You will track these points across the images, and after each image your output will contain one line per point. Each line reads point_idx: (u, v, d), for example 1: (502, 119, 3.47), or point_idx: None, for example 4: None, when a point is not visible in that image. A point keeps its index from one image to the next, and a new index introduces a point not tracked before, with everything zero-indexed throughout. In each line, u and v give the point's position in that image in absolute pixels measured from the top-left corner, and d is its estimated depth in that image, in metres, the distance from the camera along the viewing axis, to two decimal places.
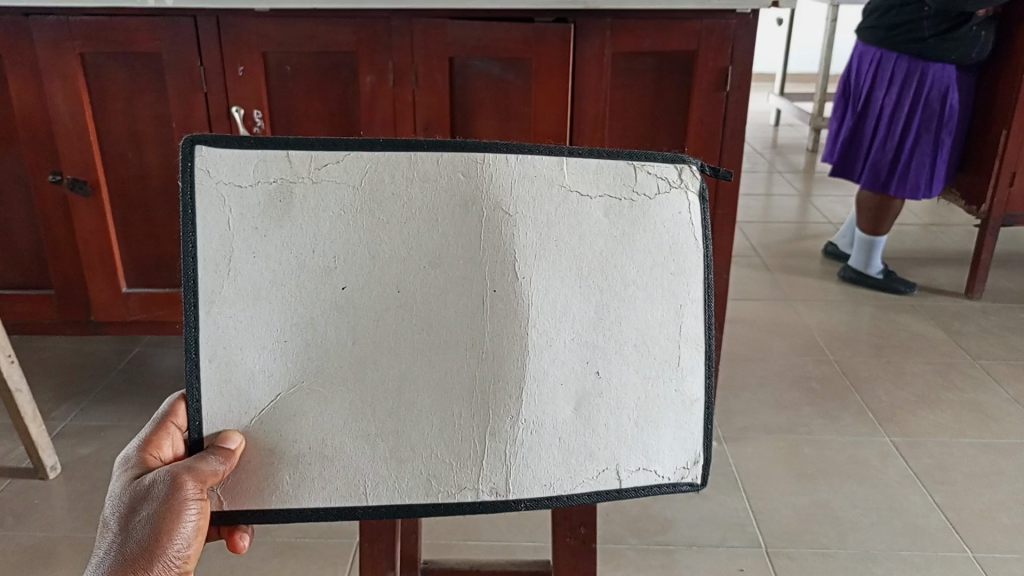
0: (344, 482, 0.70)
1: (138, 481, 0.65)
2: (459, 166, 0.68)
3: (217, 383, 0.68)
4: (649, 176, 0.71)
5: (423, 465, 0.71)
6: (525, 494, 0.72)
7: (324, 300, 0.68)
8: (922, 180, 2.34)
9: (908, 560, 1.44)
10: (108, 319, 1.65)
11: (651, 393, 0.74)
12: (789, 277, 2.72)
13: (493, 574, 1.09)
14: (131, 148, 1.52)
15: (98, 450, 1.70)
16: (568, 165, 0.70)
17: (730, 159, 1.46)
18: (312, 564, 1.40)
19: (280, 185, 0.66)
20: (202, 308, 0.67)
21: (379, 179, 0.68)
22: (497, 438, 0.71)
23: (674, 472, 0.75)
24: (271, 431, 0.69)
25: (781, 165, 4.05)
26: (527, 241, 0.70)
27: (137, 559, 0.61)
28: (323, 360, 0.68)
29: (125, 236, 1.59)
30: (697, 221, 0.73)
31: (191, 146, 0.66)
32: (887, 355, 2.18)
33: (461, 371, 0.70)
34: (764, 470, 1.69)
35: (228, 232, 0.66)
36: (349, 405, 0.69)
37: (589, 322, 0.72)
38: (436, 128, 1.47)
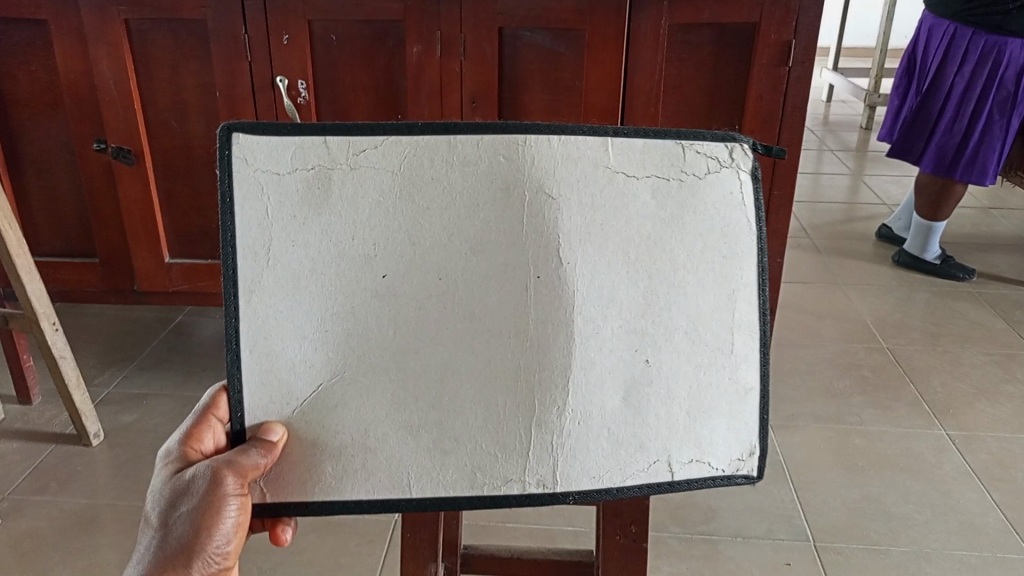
0: (386, 474, 0.67)
1: (179, 475, 0.64)
2: (499, 148, 0.65)
3: (258, 373, 0.65)
4: (697, 155, 0.67)
5: (468, 457, 0.67)
6: (573, 487, 0.68)
7: (363, 286, 0.65)
8: (989, 164, 2.22)
9: (965, 560, 1.38)
10: (151, 288, 1.64)
11: (704, 383, 0.69)
12: (840, 260, 2.63)
13: (535, 563, 1.06)
14: (176, 117, 1.50)
15: (140, 418, 1.71)
16: (614, 146, 0.66)
17: (790, 137, 1.39)
18: (351, 541, 1.39)
19: (319, 171, 0.63)
20: (242, 298, 0.64)
21: (418, 163, 0.64)
22: (543, 429, 0.67)
23: (729, 464, 0.71)
24: (314, 422, 0.66)
25: (832, 142, 3.92)
26: (572, 225, 0.65)
27: (176, 556, 0.60)
28: (363, 348, 0.65)
29: (168, 206, 1.58)
30: (749, 200, 0.68)
31: (228, 134, 0.63)
32: (943, 344, 2.10)
33: (505, 360, 0.67)
34: (813, 460, 1.64)
35: (267, 221, 0.63)
36: (390, 395, 0.66)
37: (637, 310, 0.67)
38: (484, 101, 1.43)
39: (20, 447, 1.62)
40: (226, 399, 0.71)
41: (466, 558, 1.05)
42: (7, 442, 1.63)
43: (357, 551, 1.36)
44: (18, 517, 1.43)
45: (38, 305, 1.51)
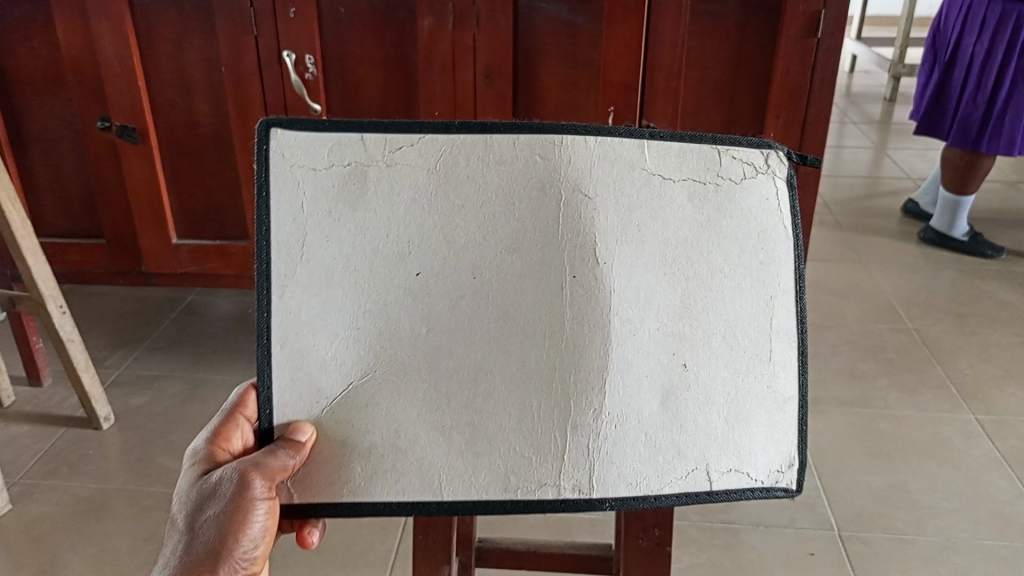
0: (417, 476, 0.63)
1: (206, 477, 0.62)
2: (535, 148, 0.62)
3: (289, 370, 0.61)
4: (734, 161, 0.64)
5: (501, 460, 0.63)
6: (610, 493, 0.64)
7: (396, 286, 0.61)
8: (1017, 136, 2.14)
9: (994, 551, 1.34)
10: (159, 270, 1.60)
11: (742, 390, 0.65)
12: (863, 237, 2.56)
13: (552, 558, 1.02)
14: (181, 94, 1.46)
15: (150, 401, 1.69)
16: (650, 148, 0.63)
17: (817, 115, 1.33)
18: (362, 529, 1.36)
19: (354, 168, 0.61)
20: (274, 293, 0.61)
21: (454, 162, 0.62)
22: (578, 432, 0.63)
23: (768, 476, 0.66)
24: (344, 422, 0.62)
25: (854, 114, 3.82)
26: (608, 226, 0.62)
27: (203, 560, 0.59)
28: (395, 347, 0.62)
29: (175, 186, 1.54)
30: (785, 208, 0.64)
31: (266, 129, 0.61)
32: (970, 325, 2.04)
33: (540, 362, 0.63)
34: (837, 446, 1.59)
35: (301, 216, 0.61)
36: (422, 396, 0.62)
37: (675, 312, 0.63)
38: (499, 76, 1.37)
39: (31, 430, 1.60)
40: (254, 397, 0.69)
41: (482, 551, 1.04)
42: (18, 425, 1.61)
43: (369, 540, 1.34)
44: (30, 501, 1.42)
45: (44, 288, 1.48)
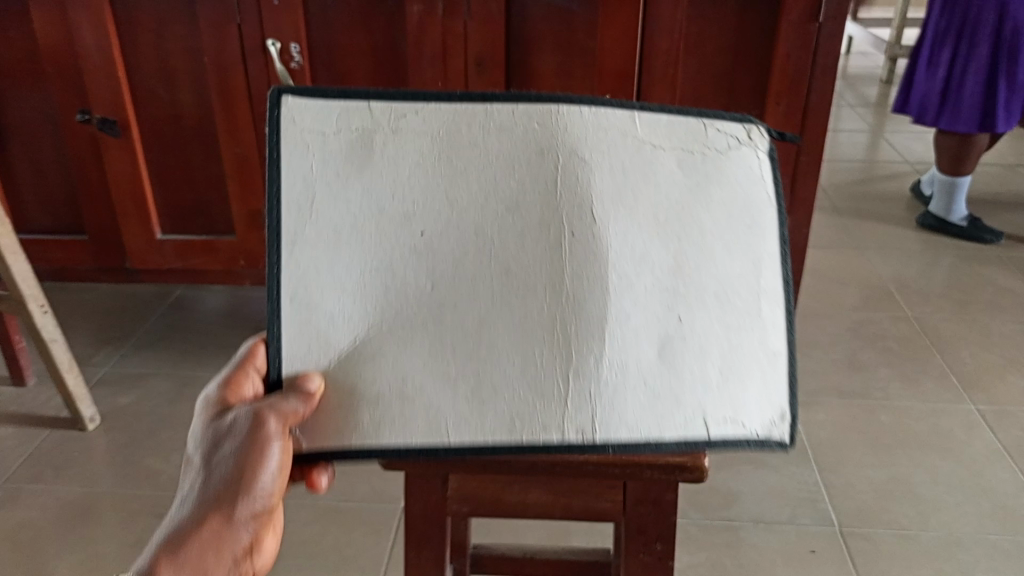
0: (422, 420, 0.58)
1: (216, 420, 0.57)
2: (532, 115, 0.58)
3: (297, 322, 0.57)
4: (718, 134, 0.60)
5: (506, 405, 0.58)
6: (613, 437, 0.59)
7: (400, 243, 0.57)
8: (969, 112, 2.17)
9: (998, 545, 1.32)
10: (144, 267, 1.56)
11: (735, 343, 0.60)
12: (861, 222, 2.53)
13: (550, 563, 0.99)
14: (163, 85, 1.41)
15: (138, 399, 1.65)
16: (641, 118, 0.59)
17: (819, 101, 1.29)
18: (355, 532, 1.34)
19: (361, 134, 0.58)
20: (284, 250, 0.57)
21: (456, 130, 0.58)
22: (581, 377, 0.58)
23: (762, 426, 0.60)
24: (352, 370, 0.58)
25: (850, 97, 3.78)
26: (603, 186, 0.58)
27: (216, 503, 0.53)
28: (399, 299, 0.57)
29: (158, 180, 1.49)
30: (768, 177, 0.60)
31: (278, 96, 0.58)
32: (971, 312, 2.01)
33: (540, 315, 0.58)
34: (838, 438, 1.56)
35: (311, 178, 0.57)
36: (426, 346, 0.58)
37: (670, 269, 0.59)
38: (491, 64, 1.33)
39: (15, 432, 1.56)
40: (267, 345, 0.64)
41: (477, 558, 1.00)
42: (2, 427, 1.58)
43: (362, 542, 1.32)
44: (15, 506, 1.39)
45: (24, 287, 1.44)
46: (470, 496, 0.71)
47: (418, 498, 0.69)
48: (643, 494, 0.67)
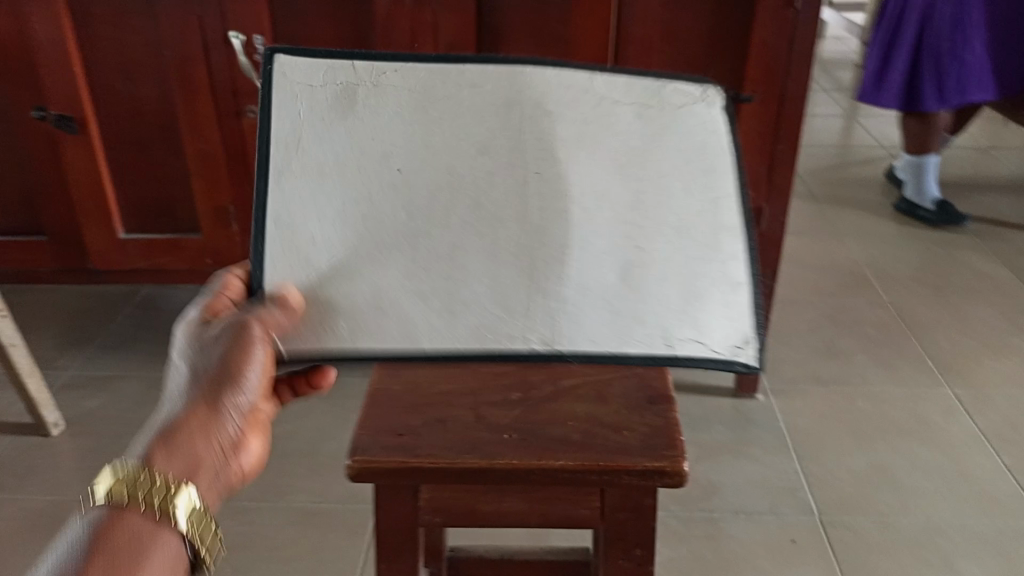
0: (397, 326, 0.58)
1: (204, 328, 0.59)
2: (499, 80, 0.59)
3: (281, 244, 0.57)
4: (675, 95, 0.60)
5: (477, 316, 0.58)
6: (578, 348, 0.58)
7: (377, 178, 0.57)
8: (891, 85, 2.20)
9: (978, 531, 1.32)
10: (108, 267, 1.52)
11: (694, 267, 0.59)
12: (837, 207, 2.53)
13: (529, 564, 0.97)
14: (122, 80, 1.36)
15: (105, 403, 1.61)
16: (600, 82, 0.59)
17: (795, 89, 1.28)
18: (331, 533, 1.31)
19: (344, 88, 0.58)
20: (270, 179, 0.57)
21: (430, 86, 0.58)
22: (547, 295, 0.58)
23: (724, 346, 0.58)
24: (328, 286, 0.57)
25: (825, 82, 3.78)
26: (566, 134, 0.58)
27: (200, 409, 0.57)
28: (378, 226, 0.57)
29: (120, 177, 1.45)
30: (723, 136, 0.60)
31: (270, 55, 0.58)
32: (947, 296, 2.02)
33: (511, 242, 0.58)
34: (817, 426, 1.56)
35: (298, 119, 0.58)
36: (401, 264, 0.57)
37: (629, 203, 0.58)
38: (461, 55, 1.30)
39: None
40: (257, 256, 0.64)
41: (454, 561, 0.98)
42: None
43: (338, 545, 1.29)
44: None
45: None
46: (442, 506, 0.68)
47: (387, 511, 0.67)
48: (623, 501, 0.65)
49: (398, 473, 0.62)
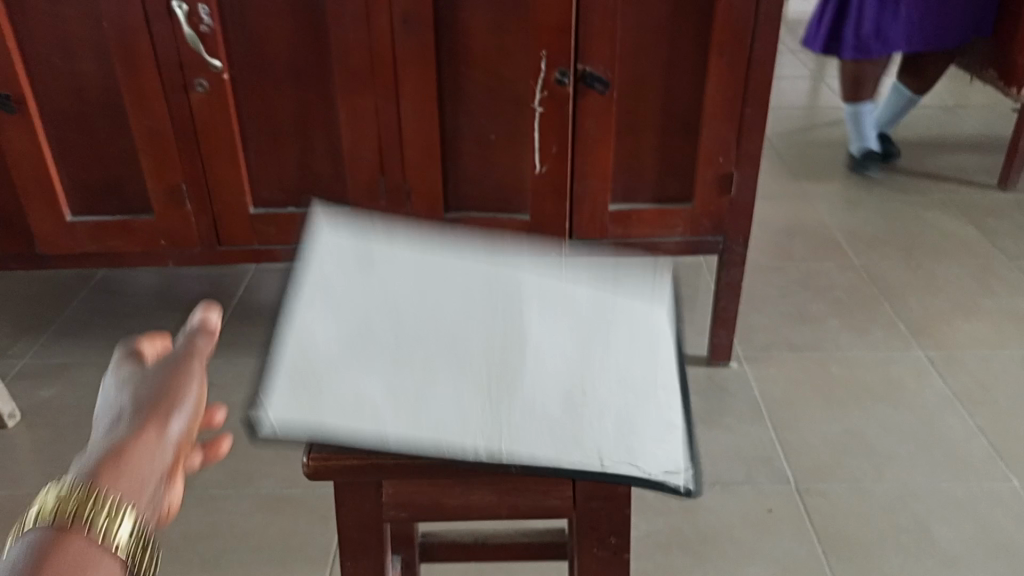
0: (346, 412, 0.53)
1: (123, 377, 0.49)
2: (493, 251, 0.65)
3: (280, 321, 0.56)
4: (633, 280, 0.68)
5: (429, 415, 0.54)
6: (517, 450, 0.53)
7: (376, 296, 0.59)
8: (820, 28, 2.23)
9: (951, 495, 1.32)
10: (55, 252, 1.45)
11: (636, 403, 0.58)
12: (806, 170, 2.51)
13: (503, 548, 0.94)
14: (59, 54, 1.28)
15: (61, 392, 1.55)
16: (572, 262, 0.67)
17: (763, 52, 1.25)
18: (301, 520, 1.28)
19: (374, 229, 0.63)
20: (288, 264, 0.58)
21: (442, 244, 0.65)
22: (503, 402, 0.55)
23: (659, 475, 0.53)
24: (305, 366, 0.54)
25: (791, 43, 3.74)
26: (539, 283, 0.64)
27: (130, 436, 0.44)
28: (368, 330, 0.58)
29: (63, 158, 1.38)
30: (671, 316, 0.66)
31: (319, 198, 0.64)
32: (917, 258, 2.01)
33: (482, 356, 0.58)
34: (790, 393, 1.55)
35: (329, 238, 0.61)
36: (372, 364, 0.56)
37: (585, 341, 0.61)
38: (417, 21, 1.24)
39: None
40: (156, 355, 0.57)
41: (427, 546, 0.96)
42: None
43: (307, 531, 1.26)
44: None
45: None
46: (408, 501, 0.65)
47: (349, 508, 0.64)
48: (596, 490, 0.62)
49: (358, 471, 0.59)
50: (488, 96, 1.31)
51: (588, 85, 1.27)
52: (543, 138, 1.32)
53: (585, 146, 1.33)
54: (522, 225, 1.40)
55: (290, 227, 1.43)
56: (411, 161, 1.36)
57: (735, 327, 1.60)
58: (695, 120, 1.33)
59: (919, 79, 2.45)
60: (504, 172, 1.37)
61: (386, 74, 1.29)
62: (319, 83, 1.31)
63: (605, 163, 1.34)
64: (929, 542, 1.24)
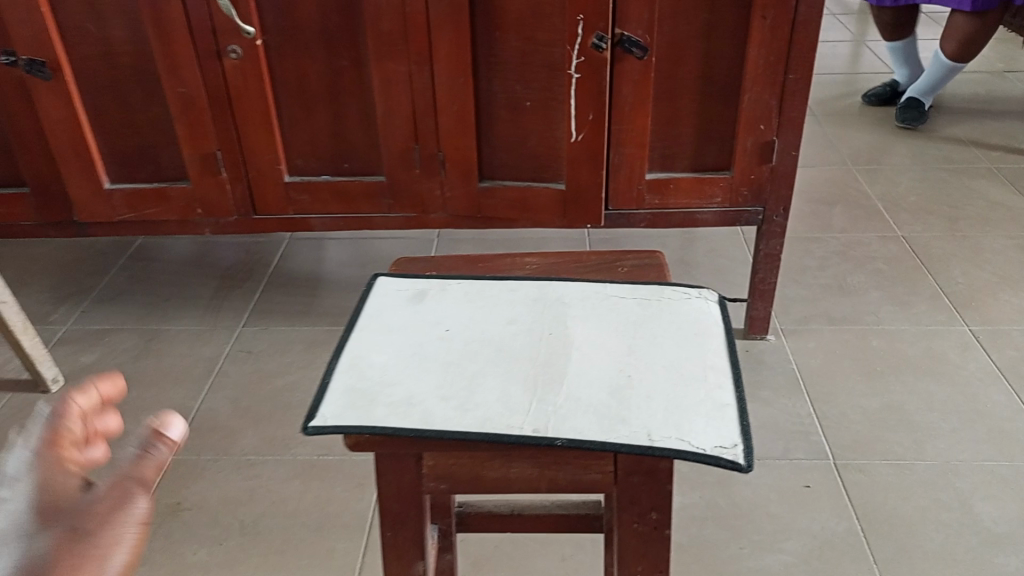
0: (410, 417, 0.58)
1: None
2: (532, 292, 0.72)
3: (345, 366, 0.63)
4: (671, 294, 0.72)
5: (482, 412, 0.58)
6: (564, 432, 0.56)
7: (429, 336, 0.67)
8: None
9: (996, 472, 1.29)
10: (94, 220, 1.46)
11: (681, 389, 0.60)
12: (847, 138, 2.44)
13: (539, 519, 0.93)
14: (92, 20, 1.27)
15: (101, 358, 1.57)
16: (611, 288, 0.72)
17: (808, 12, 1.20)
18: (336, 487, 1.29)
19: (422, 289, 0.73)
20: (354, 327, 0.68)
21: (485, 291, 0.73)
22: (548, 397, 0.59)
23: (708, 446, 0.55)
24: (368, 386, 0.61)
25: (831, 6, 3.63)
26: (577, 311, 0.69)
27: None
28: (421, 358, 0.64)
29: (99, 125, 1.38)
30: (716, 318, 0.68)
31: (374, 279, 0.75)
32: (963, 229, 1.95)
33: (525, 367, 0.63)
34: (829, 367, 1.52)
35: (385, 302, 0.71)
36: (426, 380, 0.62)
37: (626, 349, 0.65)
38: None
39: None
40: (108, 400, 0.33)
41: (463, 516, 0.95)
42: None
43: (344, 498, 1.27)
44: None
45: None
46: (446, 473, 0.65)
47: (389, 479, 0.64)
48: (636, 465, 0.61)
49: (396, 445, 0.58)
50: (523, 61, 1.27)
51: (626, 50, 1.23)
52: (579, 105, 1.29)
53: (622, 112, 1.30)
54: (558, 194, 1.38)
55: (324, 195, 1.43)
56: (445, 129, 1.34)
57: (773, 300, 1.56)
58: (736, 84, 1.29)
59: (952, 39, 2.39)
60: (540, 140, 1.35)
61: (419, 39, 1.26)
62: (351, 47, 1.29)
63: (643, 130, 1.31)
64: (973, 520, 1.21)
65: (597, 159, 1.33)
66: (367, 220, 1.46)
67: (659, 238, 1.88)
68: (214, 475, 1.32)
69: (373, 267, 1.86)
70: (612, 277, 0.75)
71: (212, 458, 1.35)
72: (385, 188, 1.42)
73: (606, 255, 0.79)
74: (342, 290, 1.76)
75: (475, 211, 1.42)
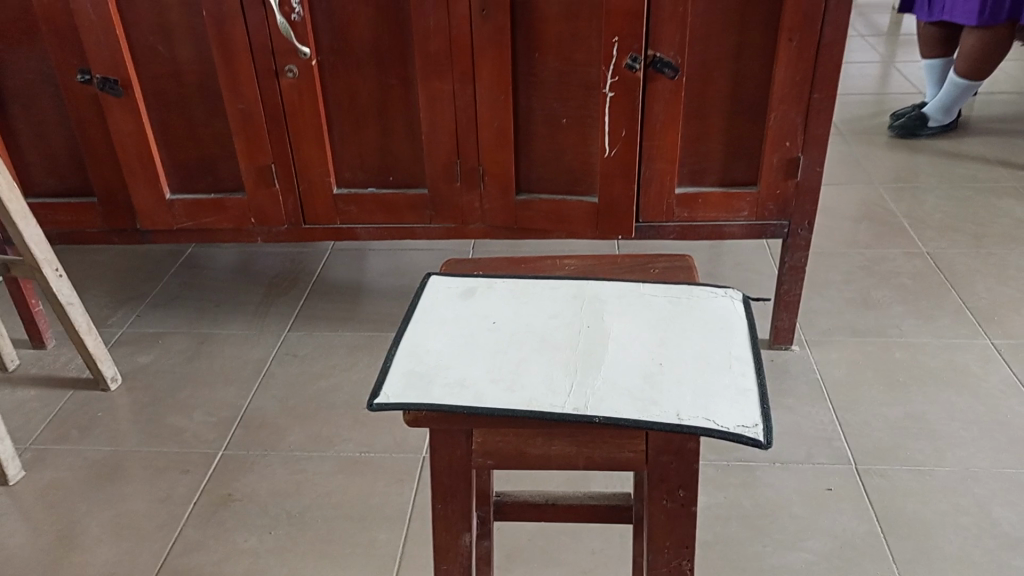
0: (464, 396, 0.65)
1: None
2: (572, 291, 0.79)
3: (405, 353, 0.70)
4: (700, 293, 0.78)
5: (529, 393, 0.65)
6: (603, 411, 0.63)
7: (479, 327, 0.74)
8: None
9: (1015, 479, 1.33)
10: (154, 227, 1.55)
11: (708, 376, 0.67)
12: (874, 156, 2.49)
13: (571, 509, 0.98)
14: (162, 41, 1.38)
15: (157, 358, 1.67)
16: (645, 287, 0.79)
17: (832, 35, 1.27)
18: (378, 482, 1.36)
19: (473, 287, 0.80)
20: (412, 319, 0.75)
21: (530, 288, 0.80)
22: (588, 381, 0.66)
23: (731, 425, 0.61)
24: (426, 369, 0.68)
25: (860, 27, 3.68)
26: (613, 308, 0.76)
27: None
28: (473, 347, 0.71)
29: (165, 138, 1.48)
30: (741, 314, 0.75)
31: (428, 277, 0.82)
32: (987, 246, 1.99)
33: (567, 355, 0.69)
34: (852, 377, 1.57)
35: (438, 298, 0.78)
36: (478, 365, 0.69)
37: (659, 341, 0.71)
38: (495, 8, 1.29)
39: (38, 394, 1.58)
40: None
41: (500, 504, 1.00)
42: (24, 389, 1.59)
43: (385, 492, 1.34)
44: (41, 468, 1.41)
45: (38, 251, 1.44)
46: (493, 450, 0.73)
47: (443, 454, 0.71)
48: (665, 444, 0.68)
49: (451, 421, 0.66)
50: (560, 81, 1.35)
51: (658, 70, 1.31)
52: (612, 121, 1.36)
53: (653, 130, 1.37)
54: (591, 208, 1.45)
55: (369, 207, 1.51)
56: (485, 144, 1.43)
57: (797, 312, 1.61)
58: (764, 103, 1.36)
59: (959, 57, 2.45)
60: (575, 155, 1.42)
61: (463, 60, 1.35)
62: (400, 67, 1.38)
63: (673, 146, 1.38)
64: (991, 525, 1.25)
65: (629, 174, 1.40)
66: (410, 230, 1.54)
67: (687, 251, 1.94)
68: (263, 467, 1.40)
69: (411, 276, 1.94)
70: (645, 278, 0.81)
71: (262, 452, 1.43)
72: (427, 200, 1.50)
73: (639, 258, 0.85)
74: (381, 298, 1.84)
75: (512, 222, 1.50)
